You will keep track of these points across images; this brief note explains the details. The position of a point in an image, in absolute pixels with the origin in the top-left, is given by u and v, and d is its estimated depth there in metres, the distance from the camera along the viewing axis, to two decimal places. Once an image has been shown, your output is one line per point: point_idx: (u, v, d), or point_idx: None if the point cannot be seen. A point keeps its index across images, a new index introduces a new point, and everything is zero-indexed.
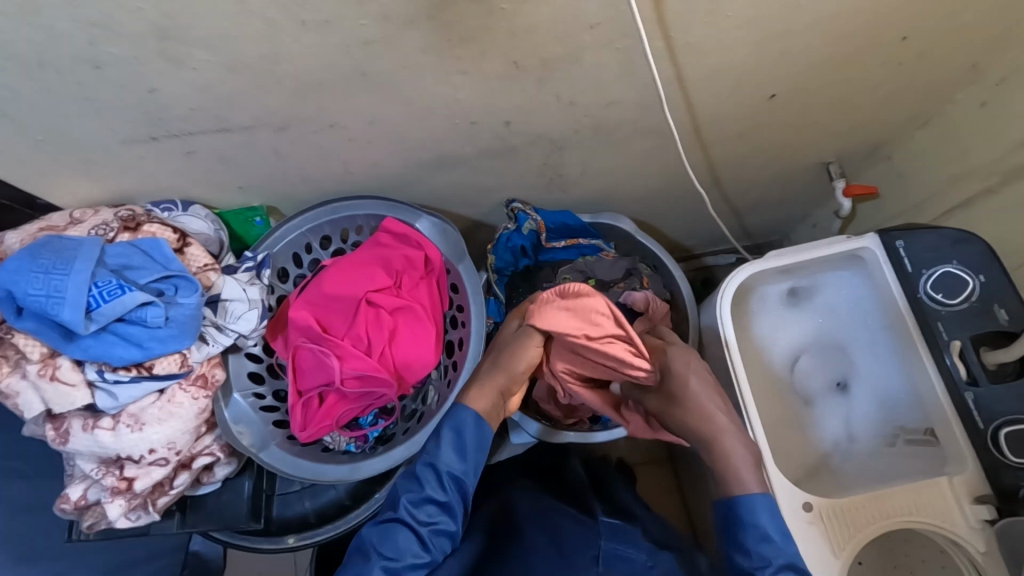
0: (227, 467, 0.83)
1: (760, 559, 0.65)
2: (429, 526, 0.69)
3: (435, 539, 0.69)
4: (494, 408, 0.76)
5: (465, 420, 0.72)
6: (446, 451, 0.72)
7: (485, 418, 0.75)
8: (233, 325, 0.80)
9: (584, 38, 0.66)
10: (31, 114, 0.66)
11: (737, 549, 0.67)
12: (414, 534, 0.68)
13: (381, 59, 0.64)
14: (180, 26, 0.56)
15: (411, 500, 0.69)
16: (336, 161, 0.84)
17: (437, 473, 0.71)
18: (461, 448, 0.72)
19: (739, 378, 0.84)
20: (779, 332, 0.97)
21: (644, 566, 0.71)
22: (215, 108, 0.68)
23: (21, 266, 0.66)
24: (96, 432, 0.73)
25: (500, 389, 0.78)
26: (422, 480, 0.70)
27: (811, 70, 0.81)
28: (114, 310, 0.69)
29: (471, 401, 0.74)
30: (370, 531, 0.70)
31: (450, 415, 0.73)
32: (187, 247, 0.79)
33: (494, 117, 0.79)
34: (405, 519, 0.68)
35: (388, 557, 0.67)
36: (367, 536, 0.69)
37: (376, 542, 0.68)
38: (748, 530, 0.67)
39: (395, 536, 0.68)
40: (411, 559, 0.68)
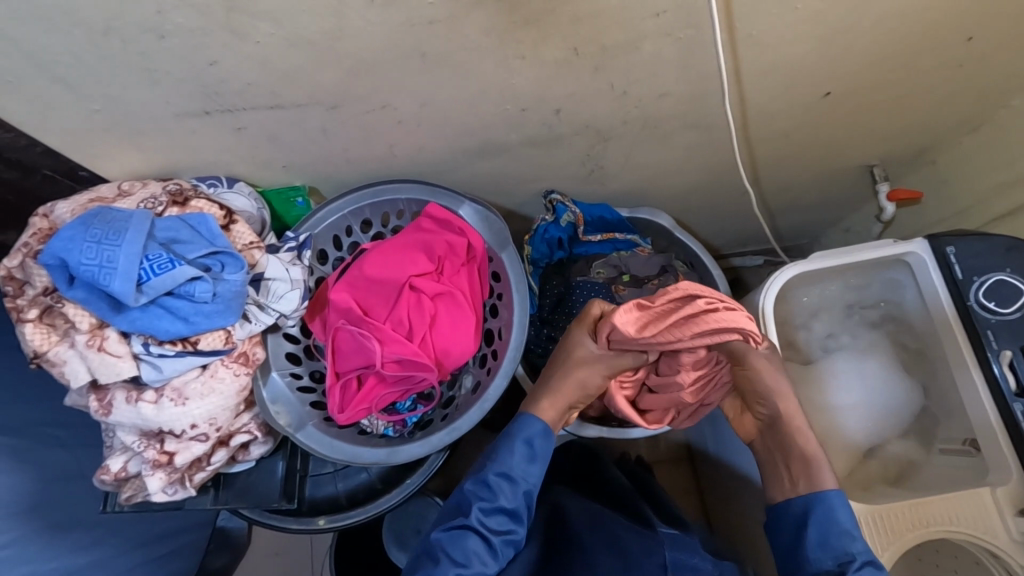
0: (262, 446, 0.83)
1: (842, 554, 0.68)
2: (498, 535, 0.71)
3: (503, 549, 0.70)
4: (559, 419, 0.79)
5: (535, 431, 0.76)
6: (518, 461, 0.74)
7: (551, 428, 0.78)
8: (275, 304, 0.80)
9: (648, 25, 0.65)
10: (89, 82, 0.65)
11: (813, 545, 0.70)
12: (483, 542, 0.69)
13: (442, 40, 0.64)
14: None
15: (482, 508, 0.70)
16: (382, 143, 0.83)
17: (509, 482, 0.73)
18: (532, 461, 0.75)
19: None
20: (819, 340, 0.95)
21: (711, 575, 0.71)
22: (273, 84, 0.68)
23: (75, 235, 0.66)
24: (139, 405, 0.73)
25: (571, 402, 0.80)
26: (494, 488, 0.72)
27: (869, 69, 0.80)
28: (164, 284, 0.69)
29: (539, 412, 0.78)
30: (438, 535, 0.70)
31: (521, 425, 0.76)
32: (233, 224, 0.79)
33: (545, 105, 0.78)
34: (476, 524, 0.70)
35: (459, 563, 0.67)
36: (436, 541, 0.70)
37: (446, 544, 0.68)
38: (828, 526, 0.70)
39: (466, 542, 0.69)
40: (479, 567, 0.68)
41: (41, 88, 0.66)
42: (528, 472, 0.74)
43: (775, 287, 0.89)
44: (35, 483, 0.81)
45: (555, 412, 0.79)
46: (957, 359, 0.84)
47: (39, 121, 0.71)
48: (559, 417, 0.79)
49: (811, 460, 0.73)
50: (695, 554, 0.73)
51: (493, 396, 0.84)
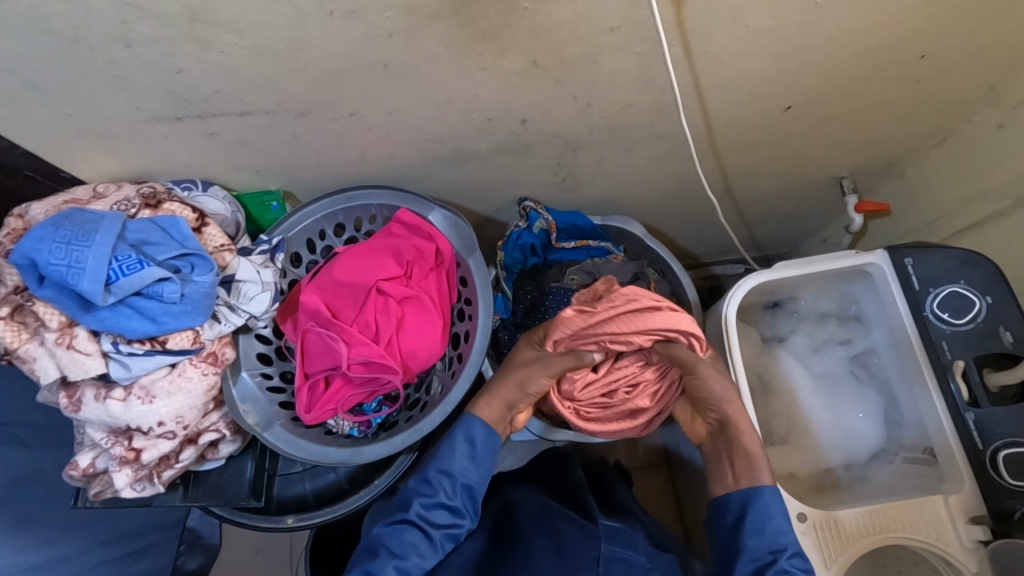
0: (231, 444, 0.85)
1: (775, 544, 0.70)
2: (439, 529, 0.74)
3: (444, 543, 0.74)
4: (501, 419, 0.82)
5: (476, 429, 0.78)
6: (459, 460, 0.77)
7: (494, 427, 0.81)
8: (245, 306, 0.82)
9: (604, 40, 0.67)
10: (60, 88, 0.67)
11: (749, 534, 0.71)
12: (424, 536, 0.73)
13: (404, 52, 0.66)
14: (211, 7, 0.57)
15: (422, 503, 0.74)
16: (353, 150, 0.85)
17: (451, 479, 0.76)
18: (474, 462, 0.78)
19: (743, 390, 0.84)
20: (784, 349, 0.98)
21: (642, 568, 0.73)
22: (240, 91, 0.70)
23: (44, 236, 0.68)
24: (108, 402, 0.75)
25: (508, 402, 0.83)
26: (435, 485, 0.75)
27: (827, 84, 0.82)
28: (132, 284, 0.70)
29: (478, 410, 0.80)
30: (381, 530, 0.74)
31: (465, 425, 0.79)
32: (205, 227, 0.81)
33: (511, 114, 0.80)
34: (415, 518, 0.73)
35: (397, 555, 0.71)
36: (379, 535, 0.74)
37: (386, 538, 0.73)
38: (764, 520, 0.72)
39: (406, 535, 0.72)
40: (418, 559, 0.72)
41: (13, 94, 0.68)
42: (470, 470, 0.77)
43: (739, 295, 0.91)
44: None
45: (494, 411, 0.81)
46: (912, 368, 0.87)
47: (14, 125, 0.73)
48: (499, 418, 0.82)
49: (746, 461, 0.75)
50: (631, 546, 0.75)
51: (458, 398, 0.86)
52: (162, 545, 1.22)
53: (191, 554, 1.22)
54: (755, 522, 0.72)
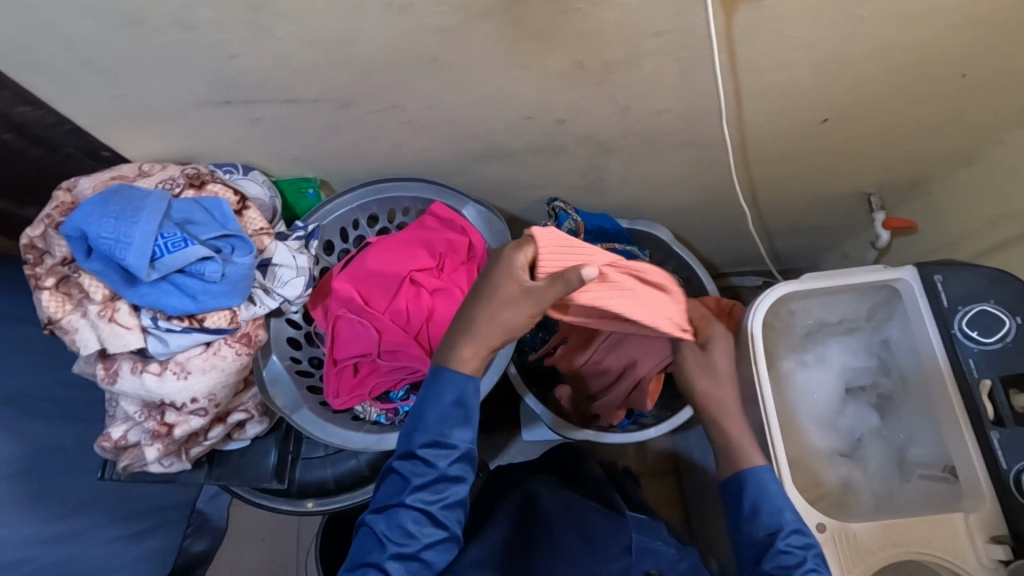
0: (258, 426, 0.87)
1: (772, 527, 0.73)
2: (439, 503, 0.68)
3: (447, 515, 0.68)
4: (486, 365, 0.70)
5: (455, 381, 0.68)
6: (440, 425, 0.69)
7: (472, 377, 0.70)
8: (280, 290, 0.84)
9: (648, 44, 0.68)
10: (116, 69, 0.69)
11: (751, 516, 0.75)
12: (422, 515, 0.67)
13: (452, 47, 0.67)
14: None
15: (411, 487, 0.67)
16: (391, 142, 0.87)
17: (440, 448, 0.69)
18: (459, 420, 0.69)
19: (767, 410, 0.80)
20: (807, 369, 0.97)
21: (670, 557, 0.77)
22: (287, 78, 0.71)
23: (95, 210, 0.70)
24: (144, 375, 0.76)
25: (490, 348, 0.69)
26: (427, 460, 0.68)
27: (863, 99, 0.83)
28: (175, 261, 0.72)
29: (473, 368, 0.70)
30: (374, 519, 0.69)
31: (439, 381, 0.69)
32: (245, 210, 0.82)
33: (549, 114, 0.82)
34: (412, 501, 0.67)
35: (399, 542, 0.66)
36: (374, 525, 0.68)
37: (383, 528, 0.67)
38: (764, 502, 0.74)
39: (404, 520, 0.67)
40: (423, 540, 0.67)
41: (71, 73, 0.69)
42: (456, 433, 0.69)
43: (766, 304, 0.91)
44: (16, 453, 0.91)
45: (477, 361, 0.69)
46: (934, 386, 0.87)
47: (68, 102, 0.75)
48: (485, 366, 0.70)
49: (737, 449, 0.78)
50: (656, 538, 0.79)
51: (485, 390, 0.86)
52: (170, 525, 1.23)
53: (197, 536, 1.32)
54: (758, 504, 0.74)
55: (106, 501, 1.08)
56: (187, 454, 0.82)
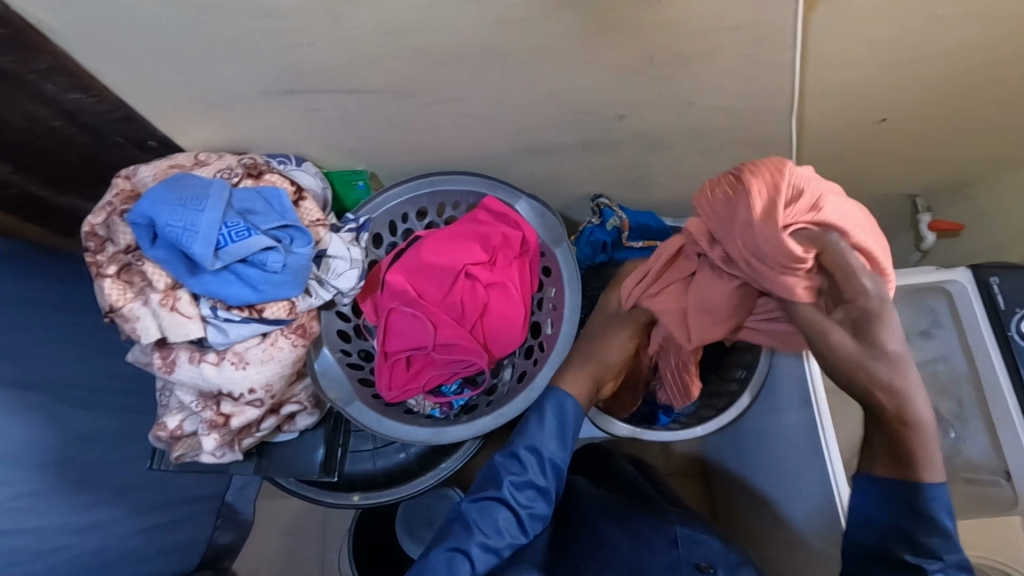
0: (308, 418, 0.87)
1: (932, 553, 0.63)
2: (526, 508, 0.74)
3: (532, 522, 0.74)
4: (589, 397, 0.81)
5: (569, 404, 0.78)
6: (548, 438, 0.77)
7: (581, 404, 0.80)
8: (334, 281, 0.84)
9: (723, 38, 0.67)
10: (186, 55, 0.68)
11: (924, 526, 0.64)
12: (512, 515, 0.73)
13: (525, 37, 0.66)
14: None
15: (514, 481, 0.74)
16: (446, 134, 0.86)
17: (539, 459, 0.76)
18: (560, 438, 0.77)
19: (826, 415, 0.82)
20: None
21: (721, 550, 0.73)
22: (356, 68, 0.70)
23: (161, 198, 0.70)
24: (202, 365, 0.76)
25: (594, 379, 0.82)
26: (529, 467, 0.75)
27: (924, 99, 0.82)
28: (239, 251, 0.72)
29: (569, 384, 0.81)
30: (469, 505, 0.74)
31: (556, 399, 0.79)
32: (302, 200, 0.82)
33: (609, 109, 0.81)
34: (507, 497, 0.73)
35: (488, 533, 0.71)
36: (468, 510, 0.73)
37: (476, 515, 0.72)
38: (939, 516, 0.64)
39: (496, 513, 0.72)
40: (508, 536, 0.72)
41: (140, 58, 0.69)
42: (556, 449, 0.76)
43: None
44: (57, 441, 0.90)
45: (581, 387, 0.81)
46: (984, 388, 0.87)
47: (131, 86, 0.75)
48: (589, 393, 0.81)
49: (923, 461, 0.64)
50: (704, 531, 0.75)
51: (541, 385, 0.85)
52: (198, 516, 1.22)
53: (225, 528, 1.33)
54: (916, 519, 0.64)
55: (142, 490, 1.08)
56: (238, 445, 0.81)
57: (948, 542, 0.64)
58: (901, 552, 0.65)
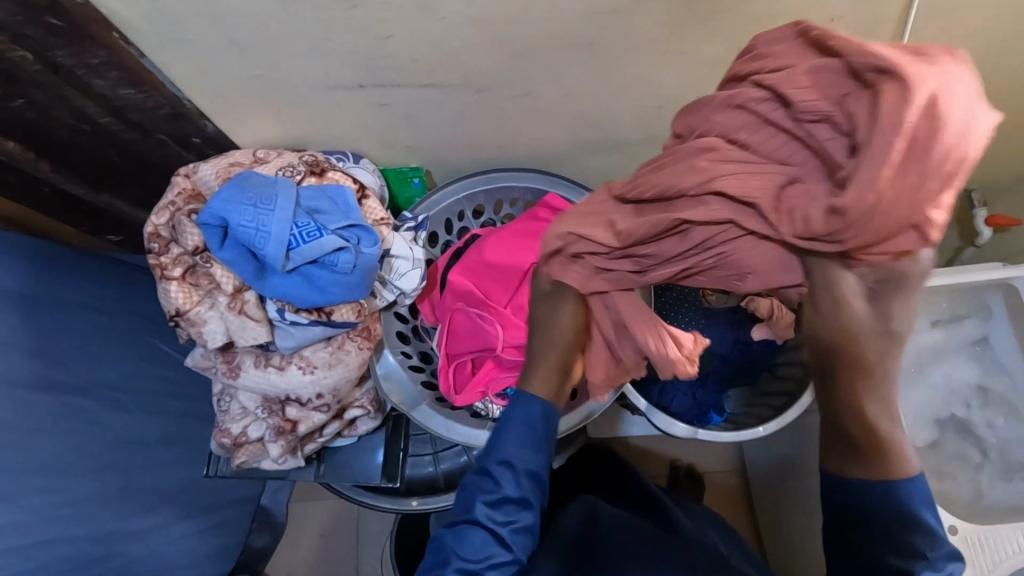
0: (370, 423, 0.83)
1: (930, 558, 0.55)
2: (508, 526, 0.59)
3: (518, 538, 0.60)
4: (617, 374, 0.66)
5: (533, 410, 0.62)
6: (511, 444, 0.61)
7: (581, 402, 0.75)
8: (397, 281, 0.82)
9: (815, 30, 0.65)
10: (261, 48, 0.66)
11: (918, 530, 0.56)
12: (492, 535, 0.59)
13: (613, 31, 0.64)
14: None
15: (487, 500, 0.59)
16: (511, 130, 0.84)
17: (511, 468, 0.60)
18: (529, 444, 0.61)
19: None
20: (908, 370, 0.94)
21: None
22: (435, 62, 0.68)
23: (233, 197, 0.67)
24: (269, 370, 0.74)
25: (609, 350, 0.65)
26: (495, 479, 0.60)
27: (1000, 93, 0.81)
28: (311, 252, 0.69)
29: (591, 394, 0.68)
30: (443, 532, 0.61)
31: (523, 403, 0.62)
32: (365, 198, 0.79)
33: (681, 104, 0.79)
34: (482, 518, 0.59)
35: (467, 560, 0.58)
36: (442, 539, 0.61)
37: (452, 543, 0.59)
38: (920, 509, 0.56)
39: (472, 536, 0.59)
40: (492, 560, 0.59)
41: (213, 51, 0.66)
42: (531, 456, 0.61)
43: None
44: (103, 447, 0.87)
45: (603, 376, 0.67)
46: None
47: (195, 80, 0.72)
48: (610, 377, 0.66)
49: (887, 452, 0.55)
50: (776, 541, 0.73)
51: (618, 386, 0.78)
52: (236, 521, 1.20)
53: (260, 531, 1.24)
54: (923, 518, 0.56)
55: (185, 495, 1.05)
56: (301, 452, 0.79)
57: (936, 542, 0.56)
58: (884, 556, 0.56)
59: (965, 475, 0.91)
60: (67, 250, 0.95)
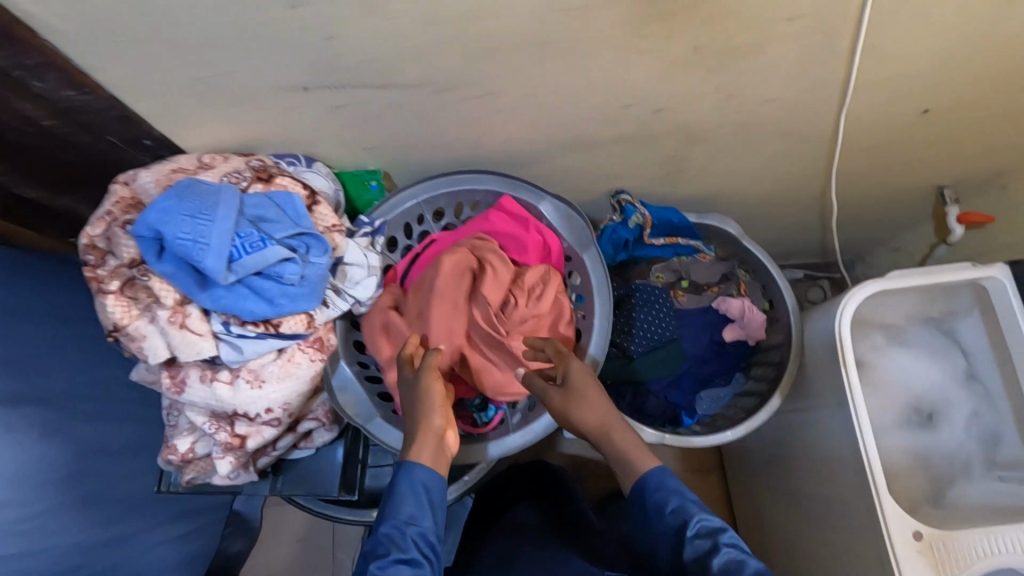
0: (327, 433, 0.81)
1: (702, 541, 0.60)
2: None
3: None
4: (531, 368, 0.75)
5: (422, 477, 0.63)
6: (405, 508, 0.62)
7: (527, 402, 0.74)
8: (351, 290, 0.79)
9: (780, 29, 0.62)
10: (196, 49, 0.62)
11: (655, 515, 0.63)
12: None
13: (568, 31, 0.61)
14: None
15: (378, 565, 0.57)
16: (471, 133, 0.80)
17: (400, 529, 0.60)
18: (416, 502, 0.62)
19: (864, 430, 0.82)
20: (885, 367, 0.92)
21: None
22: (382, 64, 0.64)
23: (172, 207, 0.64)
24: (215, 385, 0.71)
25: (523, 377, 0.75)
26: (386, 545, 0.59)
27: (976, 91, 0.78)
28: (255, 263, 0.66)
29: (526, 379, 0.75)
30: None
31: (405, 472, 0.64)
32: (316, 205, 0.77)
33: (647, 104, 0.76)
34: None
35: None
36: None
37: None
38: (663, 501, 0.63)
39: None
40: None
41: (145, 53, 0.62)
42: (420, 516, 0.62)
43: (854, 303, 0.87)
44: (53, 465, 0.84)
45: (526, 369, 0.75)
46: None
47: (132, 84, 0.68)
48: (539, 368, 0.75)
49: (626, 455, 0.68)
50: None
51: None
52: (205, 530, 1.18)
53: (235, 537, 1.15)
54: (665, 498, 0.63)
55: (148, 504, 1.02)
56: (254, 466, 0.77)
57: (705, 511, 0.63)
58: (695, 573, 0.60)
59: (941, 479, 0.88)
60: (47, 264, 0.93)
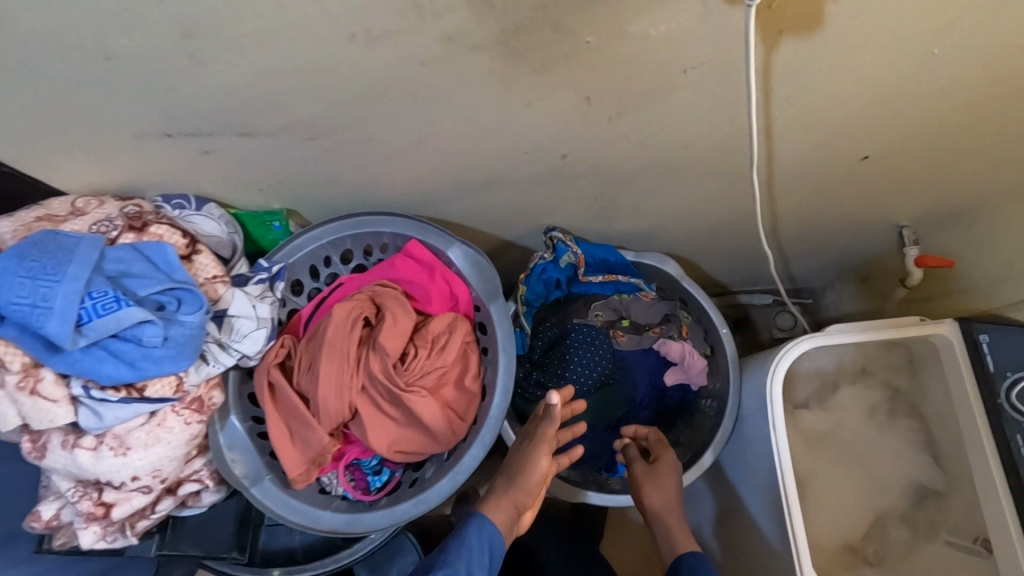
0: (215, 494, 0.77)
1: None
2: None
3: None
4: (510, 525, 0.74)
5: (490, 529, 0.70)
6: (469, 561, 0.67)
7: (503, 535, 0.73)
8: (237, 344, 0.73)
9: (675, 81, 0.56)
10: (33, 98, 0.57)
11: None
12: None
13: (435, 84, 0.55)
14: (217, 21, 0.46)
15: None
16: (369, 175, 0.75)
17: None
18: (483, 559, 0.68)
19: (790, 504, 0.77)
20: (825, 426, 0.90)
21: None
22: (241, 113, 0.59)
23: (8, 268, 0.59)
24: (76, 452, 0.66)
25: (518, 504, 0.75)
26: None
27: (915, 138, 0.71)
28: (107, 326, 0.61)
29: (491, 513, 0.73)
30: None
31: (477, 526, 0.70)
32: (195, 254, 0.72)
33: (552, 149, 0.70)
34: None
35: None
36: None
37: None
38: None
39: None
40: None
41: None
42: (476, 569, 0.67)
43: (785, 363, 0.82)
44: None
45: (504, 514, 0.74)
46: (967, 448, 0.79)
47: None
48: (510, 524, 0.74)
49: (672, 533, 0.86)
50: None
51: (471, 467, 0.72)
52: None
53: None
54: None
55: None
56: (133, 529, 0.72)
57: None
58: None
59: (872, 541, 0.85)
60: None
